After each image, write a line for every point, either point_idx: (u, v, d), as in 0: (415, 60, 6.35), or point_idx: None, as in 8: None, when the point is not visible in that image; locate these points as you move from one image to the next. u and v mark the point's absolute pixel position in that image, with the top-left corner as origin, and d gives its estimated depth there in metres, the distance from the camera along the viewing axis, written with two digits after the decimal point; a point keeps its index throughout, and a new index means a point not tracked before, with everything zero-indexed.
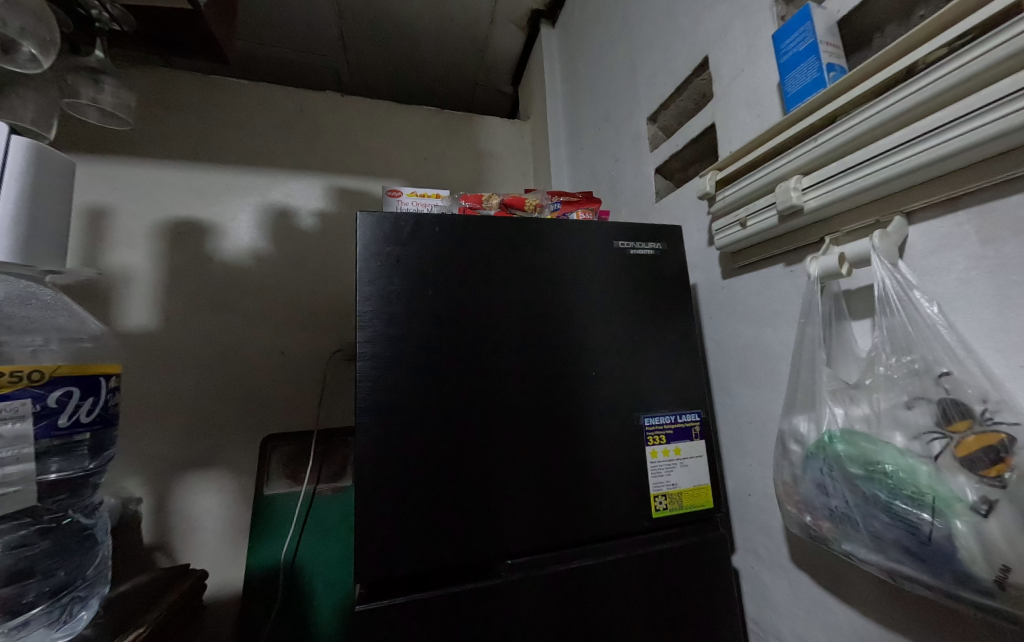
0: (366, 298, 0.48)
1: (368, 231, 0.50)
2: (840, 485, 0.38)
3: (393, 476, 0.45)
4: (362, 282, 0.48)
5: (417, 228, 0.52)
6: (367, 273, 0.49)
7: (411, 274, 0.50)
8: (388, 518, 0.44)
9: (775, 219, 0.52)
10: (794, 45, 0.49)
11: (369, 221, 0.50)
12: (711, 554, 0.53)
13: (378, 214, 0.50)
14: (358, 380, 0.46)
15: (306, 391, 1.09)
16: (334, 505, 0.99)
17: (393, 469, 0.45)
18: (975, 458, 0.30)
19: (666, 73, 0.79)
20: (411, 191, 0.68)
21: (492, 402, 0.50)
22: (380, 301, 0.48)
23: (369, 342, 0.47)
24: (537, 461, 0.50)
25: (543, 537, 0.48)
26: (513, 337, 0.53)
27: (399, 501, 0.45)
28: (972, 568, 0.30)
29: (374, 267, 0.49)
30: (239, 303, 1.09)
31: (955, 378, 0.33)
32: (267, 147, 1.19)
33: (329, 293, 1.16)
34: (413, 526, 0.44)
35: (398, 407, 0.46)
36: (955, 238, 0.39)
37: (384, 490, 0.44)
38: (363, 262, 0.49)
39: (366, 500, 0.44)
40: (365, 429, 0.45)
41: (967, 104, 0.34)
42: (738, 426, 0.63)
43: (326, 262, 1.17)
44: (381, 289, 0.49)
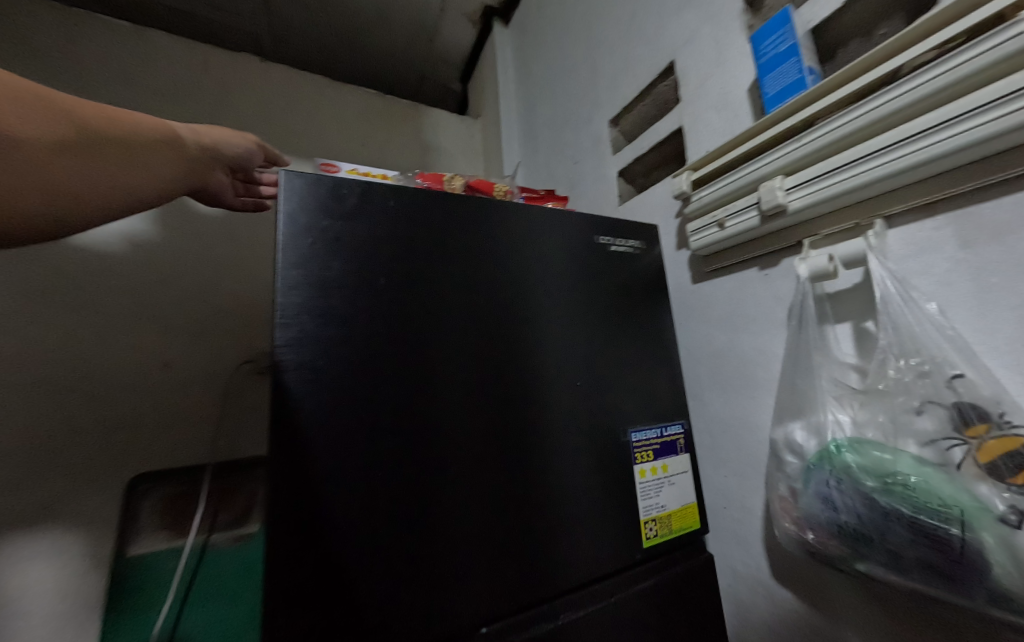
0: (291, 286, 0.35)
1: (297, 197, 0.37)
2: (851, 500, 0.36)
3: (325, 536, 0.32)
4: (285, 265, 0.35)
5: (364, 198, 0.40)
6: (293, 251, 0.36)
7: (355, 258, 0.38)
8: (313, 601, 0.31)
9: (756, 219, 0.50)
10: (773, 46, 0.48)
11: (297, 184, 0.38)
12: (699, 581, 0.48)
13: (310, 176, 0.38)
14: (277, 399, 0.33)
15: (198, 414, 0.86)
16: (231, 559, 0.79)
17: (324, 523, 0.32)
18: (999, 464, 0.29)
19: (629, 77, 0.78)
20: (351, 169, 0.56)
21: (459, 424, 0.40)
22: (312, 290, 0.36)
23: (295, 346, 0.34)
24: (512, 495, 0.41)
25: (522, 592, 0.39)
26: (484, 342, 0.43)
27: (332, 572, 0.31)
28: (1008, 586, 0.28)
29: (304, 245, 0.36)
30: (103, 301, 0.84)
31: (969, 381, 0.32)
32: (156, 110, 0.96)
33: (236, 292, 0.95)
34: (352, 604, 0.32)
35: (333, 436, 0.34)
36: (934, 242, 0.39)
37: (308, 558, 0.31)
38: (287, 235, 0.36)
39: (279, 577, 0.30)
40: (282, 468, 0.32)
41: (956, 107, 0.34)
42: (711, 436, 0.61)
43: (234, 254, 0.97)
44: (313, 274, 0.36)
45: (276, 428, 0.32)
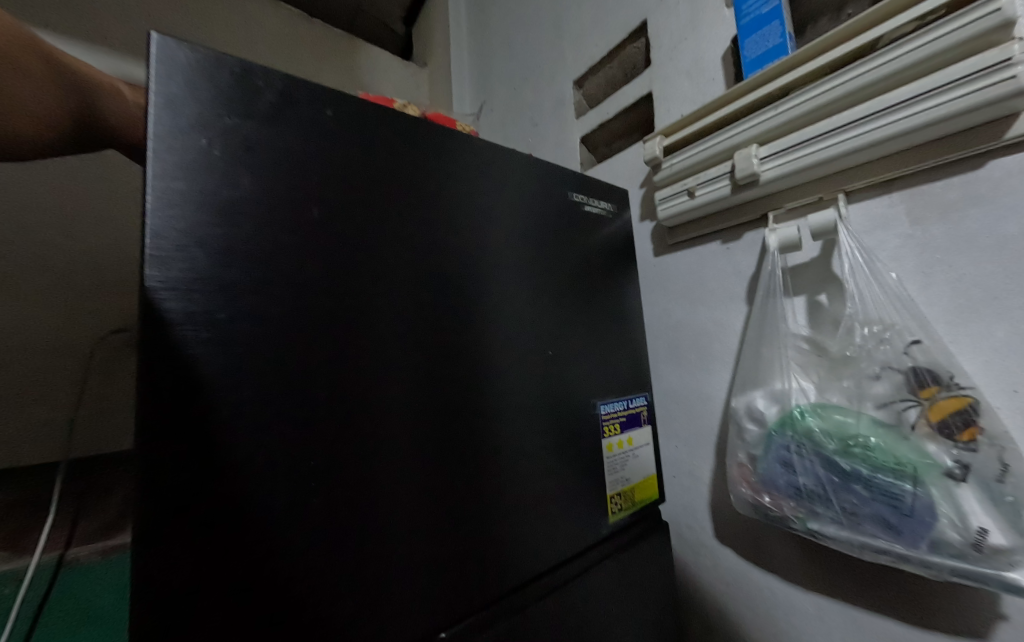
0: (174, 204, 0.24)
1: (182, 78, 0.25)
2: (811, 463, 0.36)
3: (232, 551, 0.23)
4: (162, 172, 0.24)
5: (287, 98, 0.29)
6: (174, 156, 0.24)
7: (276, 180, 0.27)
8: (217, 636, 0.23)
9: (727, 188, 0.49)
10: (756, 7, 0.47)
11: (176, 54, 0.25)
12: (655, 550, 0.49)
13: (204, 53, 0.26)
14: (148, 369, 0.22)
15: (49, 400, 0.65)
16: (99, 582, 0.58)
17: (231, 535, 0.23)
18: (949, 422, 0.31)
19: (597, 35, 0.73)
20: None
21: (416, 400, 0.33)
22: (209, 216, 0.25)
23: (177, 293, 0.23)
24: (473, 478, 0.35)
25: (484, 583, 0.34)
26: (448, 299, 0.36)
27: (242, 595, 0.23)
28: (945, 535, 0.30)
29: (194, 150, 0.25)
30: None
31: (925, 347, 0.34)
32: None
33: (97, 240, 0.71)
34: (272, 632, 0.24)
35: (240, 420, 0.24)
36: (887, 219, 0.41)
37: (205, 585, 0.22)
38: (161, 130, 0.24)
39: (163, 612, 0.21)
40: (160, 466, 0.22)
41: (930, 82, 0.35)
42: (666, 409, 0.61)
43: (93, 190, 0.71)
44: (209, 192, 0.25)
45: (146, 411, 0.22)
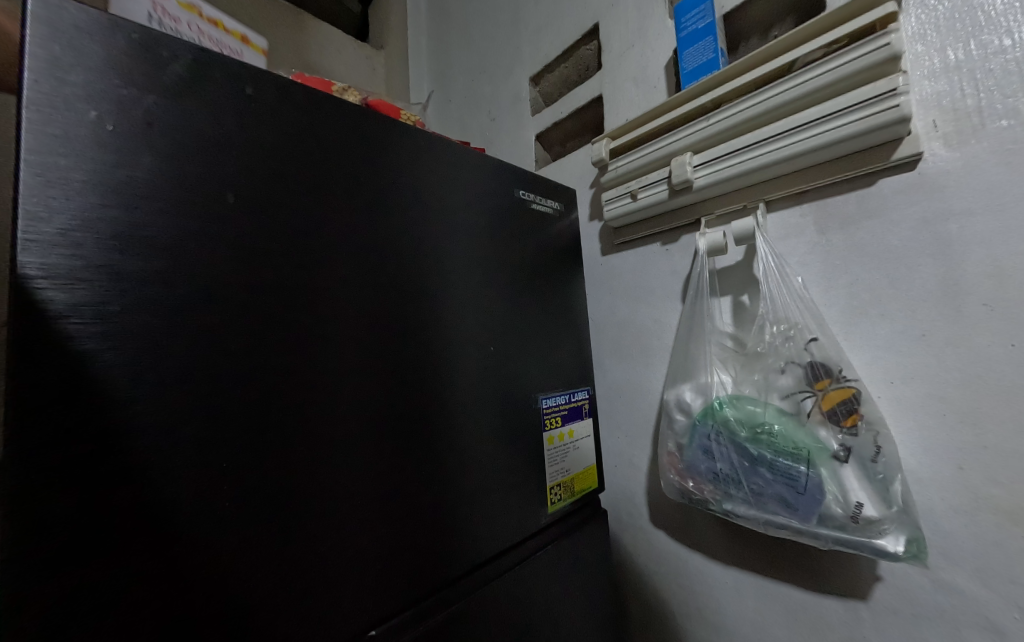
0: (61, 185, 0.22)
1: (68, 45, 0.23)
2: (727, 449, 0.40)
3: (132, 557, 0.22)
4: (42, 149, 0.22)
5: (201, 74, 0.27)
6: (58, 132, 0.22)
7: (184, 161, 0.26)
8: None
9: (665, 193, 0.52)
10: (692, 22, 0.49)
11: (59, 18, 0.23)
12: (593, 536, 0.52)
13: (96, 21, 0.24)
14: (18, 365, 0.20)
15: None
16: None
17: (131, 542, 0.22)
18: (836, 410, 0.35)
19: (553, 32, 0.74)
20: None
21: (347, 394, 0.32)
22: (102, 197, 0.23)
23: (58, 282, 0.21)
24: (409, 472, 0.35)
25: (422, 573, 0.35)
26: (384, 291, 0.36)
27: (144, 602, 0.22)
28: (831, 509, 0.34)
29: (81, 123, 0.23)
30: None
31: (820, 344, 0.38)
32: None
33: None
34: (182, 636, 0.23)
35: (137, 418, 0.23)
36: (799, 227, 0.45)
37: (100, 592, 0.21)
38: (40, 98, 0.22)
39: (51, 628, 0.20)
40: (41, 468, 0.20)
41: (834, 104, 0.39)
42: (609, 401, 0.64)
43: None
44: (107, 174, 0.23)
45: (23, 410, 0.20)
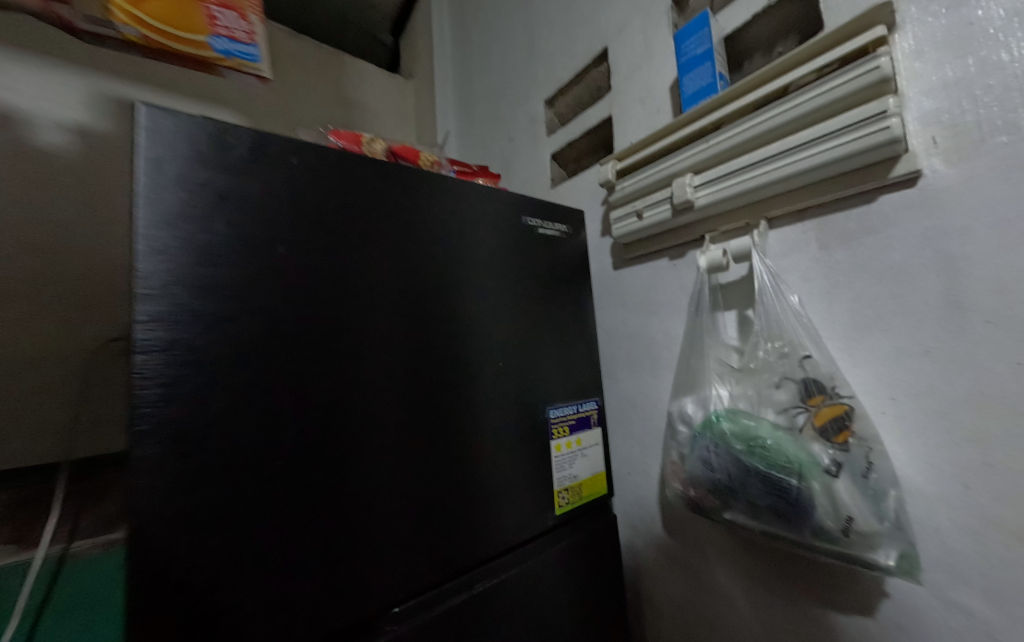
0: (159, 249, 0.29)
1: (166, 142, 0.30)
2: (724, 460, 0.42)
3: (210, 537, 0.28)
4: (146, 224, 0.29)
5: (259, 151, 0.34)
6: (159, 210, 0.29)
7: (244, 220, 0.33)
8: (198, 611, 0.28)
9: (669, 212, 0.54)
10: (692, 48, 0.51)
11: (159, 123, 0.30)
12: (603, 539, 0.54)
13: (183, 120, 0.31)
14: (136, 389, 0.27)
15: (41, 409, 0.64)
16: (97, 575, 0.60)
17: (208, 526, 0.28)
18: (828, 427, 0.36)
19: (565, 57, 0.77)
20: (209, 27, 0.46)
21: (373, 406, 0.38)
22: (186, 255, 0.30)
23: (158, 325, 0.28)
24: (427, 475, 0.40)
25: (439, 564, 0.40)
26: (404, 316, 0.41)
27: (217, 574, 0.29)
28: (824, 522, 0.35)
29: (174, 200, 0.30)
30: None
31: (814, 360, 0.39)
32: None
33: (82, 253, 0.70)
34: (245, 602, 0.29)
35: (212, 428, 0.29)
36: (802, 244, 0.46)
37: (187, 564, 0.28)
38: (149, 186, 0.29)
39: (157, 590, 0.26)
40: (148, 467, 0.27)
41: (829, 125, 0.40)
42: (622, 410, 0.66)
43: (73, 193, 0.70)
44: (190, 238, 0.30)
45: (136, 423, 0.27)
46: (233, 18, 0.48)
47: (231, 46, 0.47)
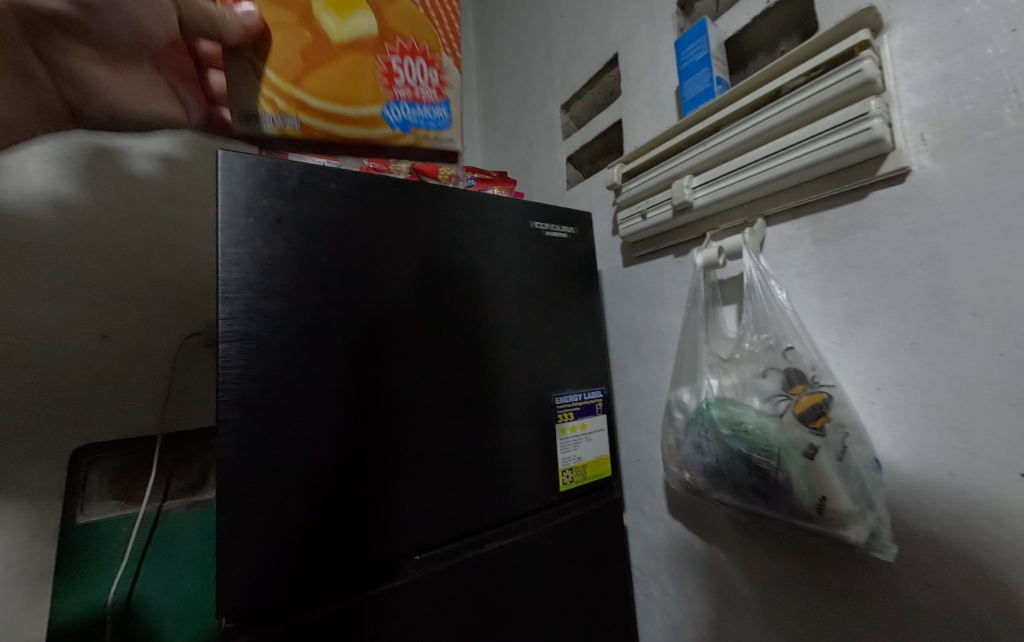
0: (234, 263, 0.37)
1: (237, 178, 0.39)
2: (713, 444, 0.45)
3: (274, 482, 0.37)
4: (226, 243, 0.37)
5: (305, 179, 0.42)
6: (235, 232, 0.38)
7: (296, 236, 0.41)
8: (264, 540, 0.36)
9: (670, 213, 0.57)
10: (691, 54, 0.54)
11: (234, 164, 0.39)
12: (607, 516, 0.59)
13: (249, 159, 0.40)
14: (222, 370, 0.36)
15: (140, 391, 0.77)
16: (186, 528, 0.74)
17: (274, 477, 0.37)
18: (807, 413, 0.39)
19: (579, 64, 0.81)
20: (389, 96, 0.46)
21: (398, 389, 0.45)
22: (253, 267, 0.38)
23: (236, 321, 0.37)
24: (445, 448, 0.47)
25: (455, 524, 0.46)
26: (423, 312, 0.48)
27: (281, 514, 0.37)
28: (802, 500, 0.38)
29: (244, 226, 0.38)
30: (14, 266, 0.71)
31: (796, 352, 0.42)
32: None
33: (166, 259, 0.83)
34: (299, 539, 0.38)
35: (275, 401, 0.38)
36: (797, 240, 0.48)
37: (259, 505, 0.36)
38: (227, 214, 0.38)
39: (236, 523, 0.35)
40: (232, 429, 0.36)
41: (814, 128, 0.42)
42: (632, 401, 0.70)
43: (165, 212, 0.84)
44: (256, 253, 0.39)
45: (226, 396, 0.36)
46: (415, 73, 0.47)
47: (406, 112, 0.46)
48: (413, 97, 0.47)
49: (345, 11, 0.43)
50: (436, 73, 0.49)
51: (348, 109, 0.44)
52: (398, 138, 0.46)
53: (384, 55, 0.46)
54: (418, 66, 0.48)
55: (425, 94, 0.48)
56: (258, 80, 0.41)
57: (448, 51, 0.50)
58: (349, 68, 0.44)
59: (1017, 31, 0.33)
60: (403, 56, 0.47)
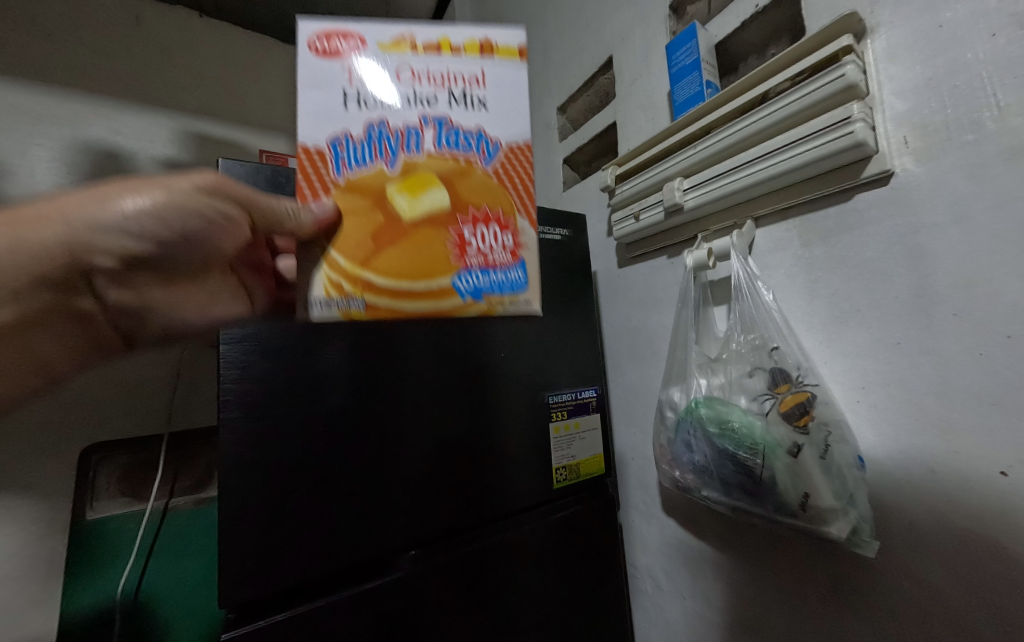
0: None
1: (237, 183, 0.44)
2: (701, 442, 0.46)
3: (273, 478, 0.39)
4: None
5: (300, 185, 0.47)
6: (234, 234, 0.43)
7: None
8: (264, 533, 0.38)
9: (662, 215, 0.58)
10: (682, 58, 0.55)
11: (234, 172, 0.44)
12: (600, 513, 0.60)
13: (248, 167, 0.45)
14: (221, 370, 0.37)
15: (148, 390, 0.80)
16: (192, 524, 0.76)
17: (272, 472, 0.38)
18: (791, 411, 0.40)
19: (575, 67, 0.82)
20: (460, 266, 0.36)
21: (394, 388, 0.46)
22: None
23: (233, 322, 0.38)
24: (441, 446, 0.48)
25: (452, 521, 0.47)
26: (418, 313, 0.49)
27: (279, 509, 0.38)
28: (785, 497, 0.39)
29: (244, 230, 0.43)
30: None
31: (782, 351, 0.42)
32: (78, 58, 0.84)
33: None
34: (298, 533, 0.39)
35: (272, 399, 0.39)
36: (785, 241, 0.49)
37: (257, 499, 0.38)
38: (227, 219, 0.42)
39: (239, 516, 0.37)
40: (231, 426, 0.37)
41: (800, 132, 0.42)
42: (627, 400, 0.70)
43: None
44: None
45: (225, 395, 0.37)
46: (489, 237, 0.37)
47: (479, 280, 0.37)
48: (485, 263, 0.37)
49: (420, 188, 0.35)
50: (509, 235, 0.38)
51: (418, 284, 0.36)
52: (465, 308, 0.37)
53: (455, 231, 0.36)
54: (492, 232, 0.37)
55: (498, 258, 0.38)
56: (324, 266, 0.35)
57: (519, 211, 0.38)
58: (420, 248, 0.35)
59: (995, 36, 0.34)
60: (476, 227, 0.37)
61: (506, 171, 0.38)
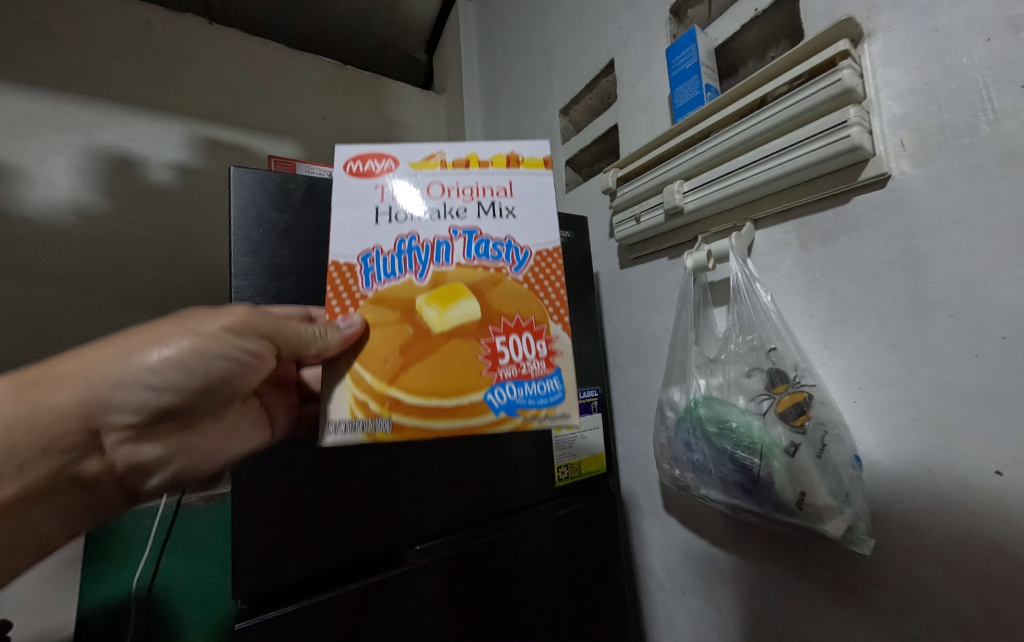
0: (244, 272, 0.43)
1: (248, 192, 0.45)
2: (700, 441, 0.47)
3: (284, 471, 0.42)
4: (238, 252, 0.44)
5: (309, 193, 0.49)
6: (248, 242, 0.44)
7: (301, 246, 0.47)
8: (276, 524, 0.40)
9: (662, 217, 0.58)
10: (682, 62, 0.55)
11: (246, 179, 0.45)
12: (603, 511, 0.61)
13: (258, 175, 0.46)
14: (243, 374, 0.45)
15: None
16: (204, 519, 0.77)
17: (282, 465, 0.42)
18: (788, 411, 0.41)
19: (577, 69, 0.82)
20: (493, 380, 0.35)
21: None
22: (262, 276, 0.44)
23: None
24: (443, 444, 0.50)
25: (456, 516, 0.49)
26: None
27: (289, 500, 0.41)
28: (783, 495, 0.40)
29: (256, 237, 0.44)
30: (45, 271, 0.76)
31: (779, 352, 0.43)
32: (90, 66, 0.86)
33: (183, 263, 0.87)
34: (307, 525, 0.41)
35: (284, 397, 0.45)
36: (784, 243, 0.49)
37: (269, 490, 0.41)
38: (240, 227, 0.44)
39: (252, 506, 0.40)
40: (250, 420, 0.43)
41: (798, 135, 0.43)
42: (629, 400, 0.71)
43: (181, 219, 0.88)
44: (263, 261, 0.45)
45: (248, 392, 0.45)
46: (521, 346, 0.36)
47: (513, 393, 0.35)
48: (520, 374, 0.36)
49: (449, 300, 0.36)
50: (544, 344, 0.37)
51: (448, 400, 0.34)
52: (499, 425, 0.35)
53: (487, 338, 0.36)
54: (526, 341, 0.37)
55: (532, 367, 0.36)
56: (351, 386, 0.34)
57: (555, 315, 0.38)
58: (449, 360, 0.35)
59: (990, 41, 0.34)
60: (508, 334, 0.36)
61: (537, 276, 0.38)
